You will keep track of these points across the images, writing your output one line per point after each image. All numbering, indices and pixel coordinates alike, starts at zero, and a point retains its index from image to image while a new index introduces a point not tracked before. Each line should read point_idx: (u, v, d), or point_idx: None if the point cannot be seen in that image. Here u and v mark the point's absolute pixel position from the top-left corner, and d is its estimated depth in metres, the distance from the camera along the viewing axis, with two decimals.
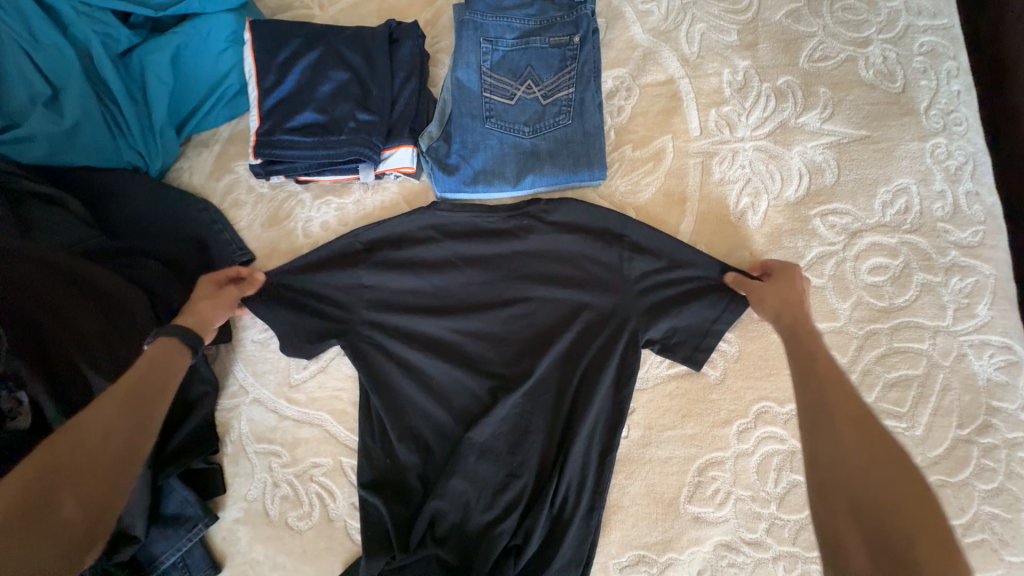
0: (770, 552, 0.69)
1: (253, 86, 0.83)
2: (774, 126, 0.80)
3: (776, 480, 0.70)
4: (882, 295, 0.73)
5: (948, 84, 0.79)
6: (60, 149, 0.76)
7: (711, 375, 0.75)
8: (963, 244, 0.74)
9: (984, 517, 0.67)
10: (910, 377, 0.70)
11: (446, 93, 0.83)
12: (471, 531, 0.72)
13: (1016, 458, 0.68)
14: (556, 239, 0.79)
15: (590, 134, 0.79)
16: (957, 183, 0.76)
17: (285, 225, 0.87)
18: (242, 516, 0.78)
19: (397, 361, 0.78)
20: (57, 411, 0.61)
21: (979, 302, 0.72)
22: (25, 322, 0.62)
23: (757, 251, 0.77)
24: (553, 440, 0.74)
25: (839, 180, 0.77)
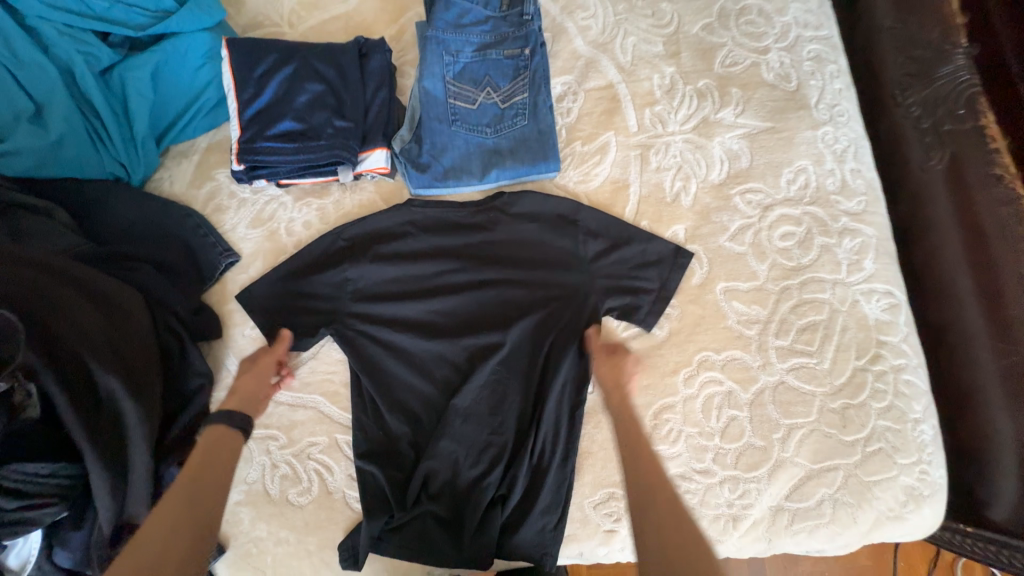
0: (716, 477, 0.82)
1: (232, 98, 0.89)
2: (698, 121, 0.95)
3: (718, 416, 0.83)
4: (791, 257, 0.88)
5: (832, 83, 0.96)
6: (45, 160, 0.80)
7: (659, 333, 0.87)
8: (851, 212, 0.91)
9: (880, 429, 0.82)
10: (817, 321, 0.86)
11: (414, 100, 0.92)
12: (460, 486, 0.81)
13: (901, 380, 0.84)
14: (520, 227, 0.90)
15: (544, 132, 0.91)
16: (843, 163, 0.93)
17: (269, 226, 0.93)
18: (244, 498, 0.82)
19: (384, 343, 0.86)
20: (67, 400, 0.64)
21: (866, 258, 0.89)
22: (25, 310, 0.64)
23: (691, 226, 0.91)
24: (528, 400, 0.84)
25: (752, 164, 0.92)
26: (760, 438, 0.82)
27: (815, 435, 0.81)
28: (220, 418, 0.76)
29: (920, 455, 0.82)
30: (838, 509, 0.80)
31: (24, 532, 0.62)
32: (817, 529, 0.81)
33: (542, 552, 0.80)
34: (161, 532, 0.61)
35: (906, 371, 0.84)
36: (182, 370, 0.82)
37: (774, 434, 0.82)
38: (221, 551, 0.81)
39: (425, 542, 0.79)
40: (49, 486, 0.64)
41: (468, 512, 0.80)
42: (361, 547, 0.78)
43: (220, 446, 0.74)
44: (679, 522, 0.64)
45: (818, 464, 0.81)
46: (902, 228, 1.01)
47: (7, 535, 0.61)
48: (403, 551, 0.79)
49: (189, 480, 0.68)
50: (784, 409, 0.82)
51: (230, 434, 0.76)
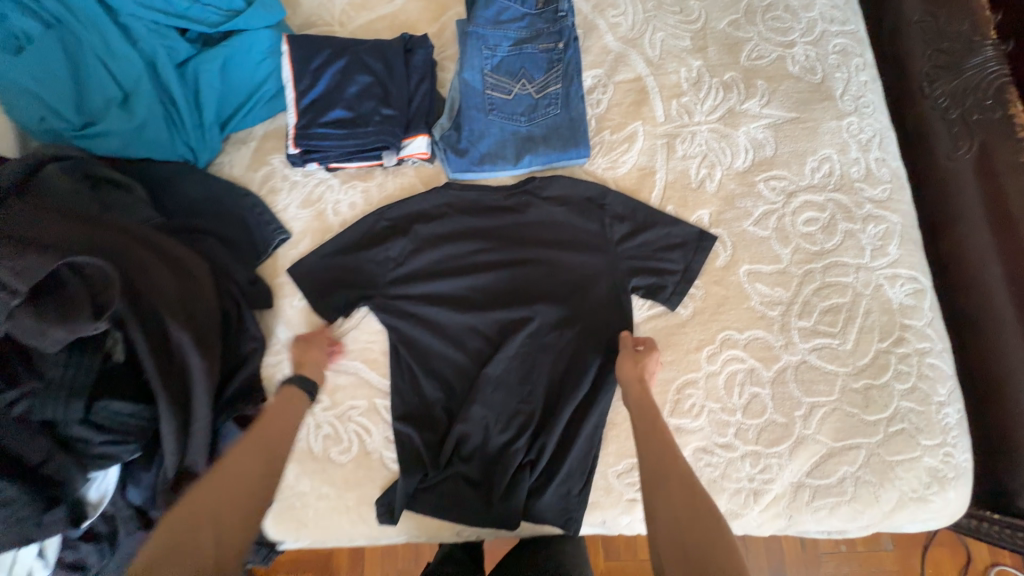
0: (738, 452, 0.84)
1: (290, 89, 0.98)
2: (723, 112, 0.99)
3: (740, 393, 0.85)
4: (814, 242, 0.91)
5: (857, 76, 0.99)
6: (129, 142, 0.90)
7: (683, 313, 0.90)
8: (875, 199, 0.93)
9: (903, 410, 0.83)
10: (840, 304, 0.88)
11: (454, 91, 0.99)
12: (492, 450, 0.86)
13: (925, 362, 0.85)
14: (550, 211, 0.95)
15: (576, 121, 0.96)
16: (869, 152, 0.95)
17: (317, 206, 1.01)
18: (290, 454, 0.88)
19: (421, 316, 0.92)
20: (147, 348, 0.72)
21: (891, 244, 0.90)
22: (122, 267, 0.71)
23: (715, 211, 0.94)
24: (555, 372, 0.89)
25: (776, 152, 0.96)
26: (782, 415, 0.84)
27: (837, 414, 0.83)
28: (296, 384, 0.83)
29: (944, 437, 0.83)
30: (858, 488, 0.82)
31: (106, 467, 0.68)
32: (838, 506, 0.82)
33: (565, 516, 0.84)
34: (225, 487, 0.66)
35: (929, 355, 0.86)
36: (238, 333, 0.90)
37: (796, 412, 0.84)
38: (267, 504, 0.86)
39: (455, 502, 0.84)
40: (128, 426, 0.70)
41: (497, 475, 0.84)
42: (397, 504, 0.83)
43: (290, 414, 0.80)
44: (693, 506, 0.63)
45: (839, 442, 0.83)
46: (927, 219, 1.02)
47: (92, 468, 0.67)
48: (434, 509, 0.84)
49: (253, 438, 0.74)
50: (806, 387, 0.84)
51: (297, 399, 0.82)
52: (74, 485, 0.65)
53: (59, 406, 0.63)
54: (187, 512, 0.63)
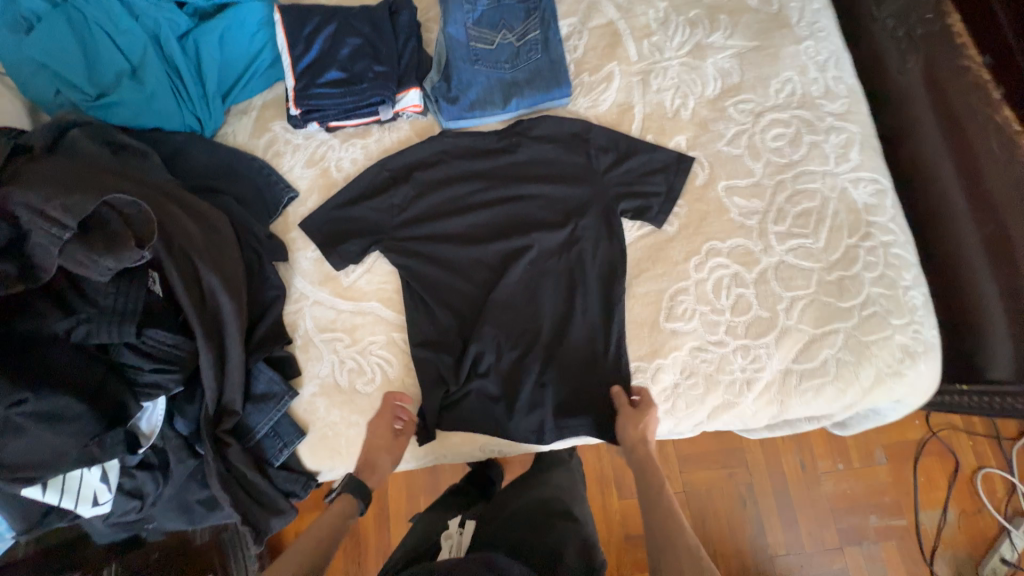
0: (729, 347, 0.92)
1: (286, 54, 1.03)
2: (691, 47, 1.07)
3: (727, 294, 0.93)
4: (783, 155, 0.99)
5: (811, 4, 1.07)
6: (140, 111, 0.96)
7: (669, 229, 0.98)
8: (835, 112, 1.01)
9: (874, 295, 0.92)
10: (810, 208, 0.96)
11: (440, 45, 1.05)
12: (506, 366, 0.94)
13: (891, 252, 0.94)
14: (540, 148, 1.02)
15: (556, 63, 1.03)
16: (826, 72, 1.03)
17: (321, 165, 1.07)
18: (318, 389, 0.95)
19: (428, 253, 0.99)
20: (185, 285, 0.79)
21: (852, 151, 0.99)
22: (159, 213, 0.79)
23: (691, 136, 1.02)
24: (557, 292, 0.96)
25: (742, 79, 1.04)
26: (766, 310, 0.92)
27: (815, 304, 0.92)
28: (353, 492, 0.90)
29: (912, 316, 0.92)
30: (841, 368, 0.90)
31: (156, 395, 0.75)
32: (824, 387, 0.90)
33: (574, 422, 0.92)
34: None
35: (894, 246, 0.94)
36: (262, 282, 0.97)
37: (778, 306, 0.92)
38: (302, 435, 0.93)
39: (471, 417, 0.92)
40: (173, 355, 0.77)
41: (509, 388, 0.93)
42: (430, 419, 0.92)
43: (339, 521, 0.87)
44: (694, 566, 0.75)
45: (820, 328, 0.91)
46: (887, 131, 1.11)
47: (144, 397, 0.74)
48: (452, 424, 0.93)
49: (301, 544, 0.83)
50: (786, 283, 0.93)
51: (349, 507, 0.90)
52: (132, 409, 0.71)
53: (115, 329, 0.68)
54: None
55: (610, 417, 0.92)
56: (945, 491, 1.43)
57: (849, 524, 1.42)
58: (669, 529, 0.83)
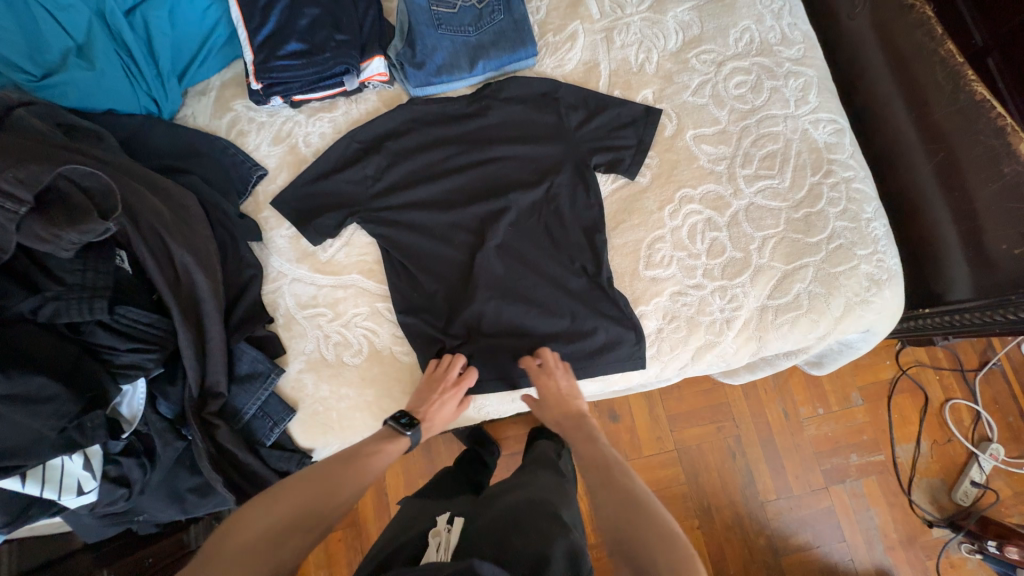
0: (707, 289, 0.95)
1: (243, 29, 1.00)
2: (651, 2, 1.08)
3: (701, 239, 0.96)
4: (746, 102, 1.02)
5: None
6: (90, 92, 0.92)
7: (643, 181, 1.00)
8: (792, 58, 1.04)
9: (839, 230, 0.96)
10: (775, 150, 0.99)
11: (402, 11, 1.04)
12: (495, 325, 0.94)
13: (852, 188, 0.98)
14: (511, 110, 1.02)
15: (520, 23, 1.03)
16: (781, 19, 1.06)
17: (289, 141, 1.05)
18: (305, 366, 0.94)
19: (406, 222, 0.98)
20: (153, 261, 0.77)
21: (811, 93, 1.02)
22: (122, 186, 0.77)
23: (657, 89, 1.04)
24: (539, 250, 0.97)
25: (703, 30, 1.06)
26: (740, 251, 0.95)
27: (785, 242, 0.95)
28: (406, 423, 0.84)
29: (875, 247, 0.96)
30: (813, 301, 0.94)
31: (133, 375, 0.73)
32: (799, 319, 0.94)
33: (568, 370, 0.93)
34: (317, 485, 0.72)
35: (854, 181, 0.98)
36: (238, 263, 0.95)
37: (751, 246, 0.95)
38: (292, 413, 0.92)
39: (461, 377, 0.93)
40: (150, 334, 0.75)
41: (498, 347, 0.94)
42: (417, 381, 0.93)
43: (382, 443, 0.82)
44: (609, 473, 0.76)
45: (791, 264, 0.95)
46: (844, 76, 1.14)
47: (122, 378, 0.72)
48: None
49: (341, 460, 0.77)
50: (756, 224, 0.96)
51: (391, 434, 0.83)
52: (111, 391, 0.70)
53: (85, 307, 0.66)
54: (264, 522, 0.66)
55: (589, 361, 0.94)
56: (917, 425, 1.51)
57: (832, 465, 1.49)
58: (586, 451, 0.82)
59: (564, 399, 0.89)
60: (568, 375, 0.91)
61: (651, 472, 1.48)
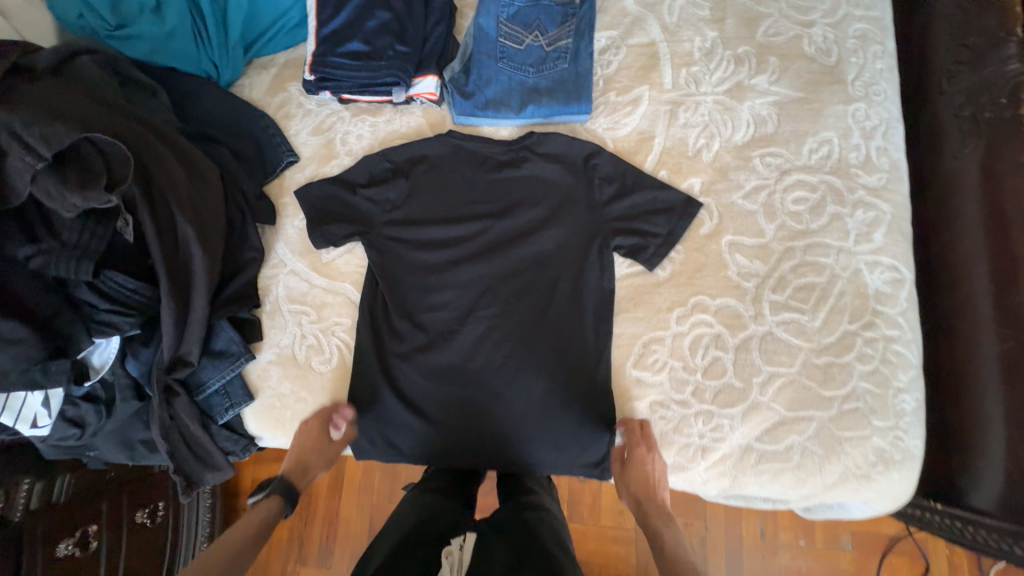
0: (692, 409, 0.87)
1: (313, 18, 1.02)
2: (731, 85, 1.00)
3: (703, 354, 0.89)
4: (800, 221, 0.92)
5: (873, 63, 0.98)
6: (158, 49, 0.97)
7: (661, 274, 0.93)
8: (869, 186, 0.93)
9: (860, 390, 0.85)
10: (815, 282, 0.89)
11: (468, 36, 1.01)
12: (471, 407, 0.92)
13: (890, 349, 0.86)
14: (545, 167, 0.98)
15: (582, 76, 0.98)
16: (870, 140, 0.95)
17: (327, 135, 1.06)
18: (275, 358, 0.96)
19: (408, 258, 0.97)
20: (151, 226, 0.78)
21: (877, 231, 0.91)
22: (144, 153, 0.79)
23: (708, 180, 0.96)
24: (540, 320, 0.93)
25: (777, 130, 0.96)
26: (741, 380, 0.87)
27: (794, 385, 0.86)
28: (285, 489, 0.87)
29: (897, 421, 0.84)
30: (806, 458, 0.85)
31: (109, 333, 0.76)
32: (782, 473, 0.85)
33: (529, 466, 0.92)
34: None
35: (896, 342, 0.87)
36: (240, 243, 0.96)
37: (754, 378, 0.87)
38: (250, 400, 0.94)
39: (424, 444, 0.92)
40: (133, 299, 0.78)
41: (468, 431, 0.92)
42: (375, 425, 0.94)
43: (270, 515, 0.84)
44: None
45: (793, 412, 0.85)
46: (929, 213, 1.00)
47: (96, 333, 0.76)
48: (417, 444, 0.93)
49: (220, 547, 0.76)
50: (768, 356, 0.87)
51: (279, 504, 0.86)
52: (78, 342, 0.74)
53: (72, 265, 0.69)
54: None
55: (574, 454, 0.91)
56: None
57: None
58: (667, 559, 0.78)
59: (655, 479, 0.85)
60: (658, 457, 0.85)
61: (601, 546, 1.40)
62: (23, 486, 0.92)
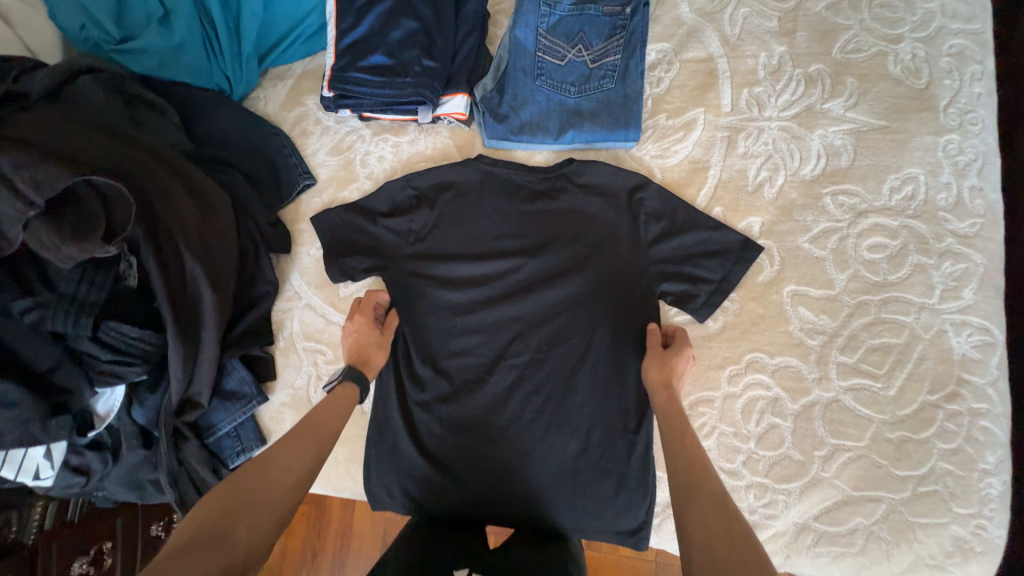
0: (743, 481, 0.79)
1: (332, 26, 0.92)
2: (800, 109, 0.87)
3: (758, 420, 0.80)
4: (877, 271, 0.81)
5: (970, 86, 0.83)
6: (166, 63, 0.90)
7: (711, 326, 0.83)
8: (960, 233, 0.80)
9: (940, 471, 0.75)
10: (891, 344, 0.79)
11: (503, 49, 0.91)
12: (496, 464, 0.84)
13: (978, 426, 0.75)
14: (584, 200, 0.88)
15: (630, 98, 0.88)
16: (964, 178, 0.82)
17: (346, 155, 0.97)
18: (289, 400, 0.90)
19: (431, 297, 0.89)
20: (155, 262, 0.71)
21: (967, 287, 0.79)
22: (144, 187, 0.70)
23: (770, 220, 0.85)
24: (574, 372, 0.84)
25: (853, 164, 0.85)
26: (801, 452, 0.78)
27: (862, 461, 0.76)
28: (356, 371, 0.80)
29: (980, 508, 0.74)
30: (870, 543, 0.75)
31: (112, 382, 0.71)
32: (843, 557, 0.76)
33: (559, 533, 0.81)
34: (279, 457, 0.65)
35: (986, 418, 0.75)
36: (253, 275, 0.90)
37: (816, 451, 0.77)
38: (262, 444, 0.89)
39: (443, 502, 0.84)
40: (134, 347, 0.71)
41: (493, 491, 0.83)
42: (393, 479, 0.86)
43: (342, 396, 0.77)
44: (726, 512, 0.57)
45: (858, 492, 0.76)
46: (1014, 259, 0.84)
47: (99, 383, 0.70)
48: (435, 501, 0.84)
49: (303, 425, 0.71)
50: (834, 427, 0.78)
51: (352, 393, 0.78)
52: (80, 396, 0.69)
53: (68, 320, 0.64)
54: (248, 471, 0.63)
55: (610, 525, 0.81)
56: None
57: None
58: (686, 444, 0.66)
59: (677, 374, 0.75)
60: (690, 358, 0.77)
61: None
62: (38, 506, 0.85)
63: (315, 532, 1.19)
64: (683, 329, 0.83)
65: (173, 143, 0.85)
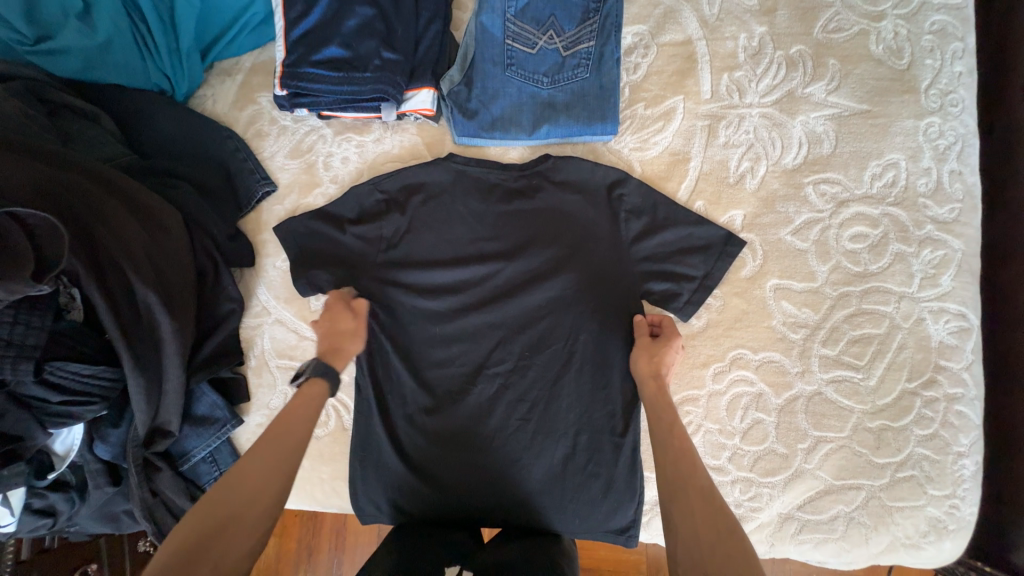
0: (728, 476, 0.80)
1: (279, 15, 0.83)
2: (781, 95, 0.84)
3: (742, 416, 0.80)
4: (858, 262, 0.80)
5: (951, 66, 0.81)
6: (93, 63, 0.81)
7: (695, 324, 0.82)
8: (939, 219, 0.80)
9: (916, 457, 0.77)
10: (872, 334, 0.79)
11: (469, 37, 0.85)
12: (482, 473, 0.82)
13: (953, 410, 0.77)
14: (561, 198, 0.84)
15: (606, 89, 0.83)
16: (943, 162, 0.80)
17: (308, 157, 0.91)
18: (265, 421, 0.86)
19: (406, 308, 0.85)
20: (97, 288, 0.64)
21: (944, 274, 0.78)
22: (71, 213, 0.64)
23: (751, 213, 0.83)
24: (557, 377, 0.83)
25: (835, 151, 0.82)
26: (784, 446, 0.79)
27: (843, 451, 0.78)
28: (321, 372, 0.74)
29: (954, 489, 0.76)
30: (851, 528, 0.77)
31: (66, 423, 0.67)
32: (824, 543, 0.78)
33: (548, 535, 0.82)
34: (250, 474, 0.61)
35: (961, 403, 0.77)
36: (215, 294, 0.84)
37: (799, 444, 0.78)
38: None
39: (431, 515, 0.82)
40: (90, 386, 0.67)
41: (481, 501, 0.82)
42: (379, 495, 0.84)
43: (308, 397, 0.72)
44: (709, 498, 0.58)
45: (840, 481, 0.78)
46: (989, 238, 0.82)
47: (54, 425, 0.67)
48: (423, 515, 0.83)
49: (272, 434, 0.66)
50: (816, 420, 0.79)
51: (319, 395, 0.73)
52: (33, 440, 0.65)
53: (6, 367, 0.59)
54: (221, 492, 0.59)
55: (599, 525, 0.81)
56: None
57: None
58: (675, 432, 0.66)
59: (665, 364, 0.74)
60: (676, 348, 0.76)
61: None
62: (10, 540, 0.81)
63: (309, 528, 1.14)
64: (670, 316, 0.81)
65: (108, 158, 0.79)
